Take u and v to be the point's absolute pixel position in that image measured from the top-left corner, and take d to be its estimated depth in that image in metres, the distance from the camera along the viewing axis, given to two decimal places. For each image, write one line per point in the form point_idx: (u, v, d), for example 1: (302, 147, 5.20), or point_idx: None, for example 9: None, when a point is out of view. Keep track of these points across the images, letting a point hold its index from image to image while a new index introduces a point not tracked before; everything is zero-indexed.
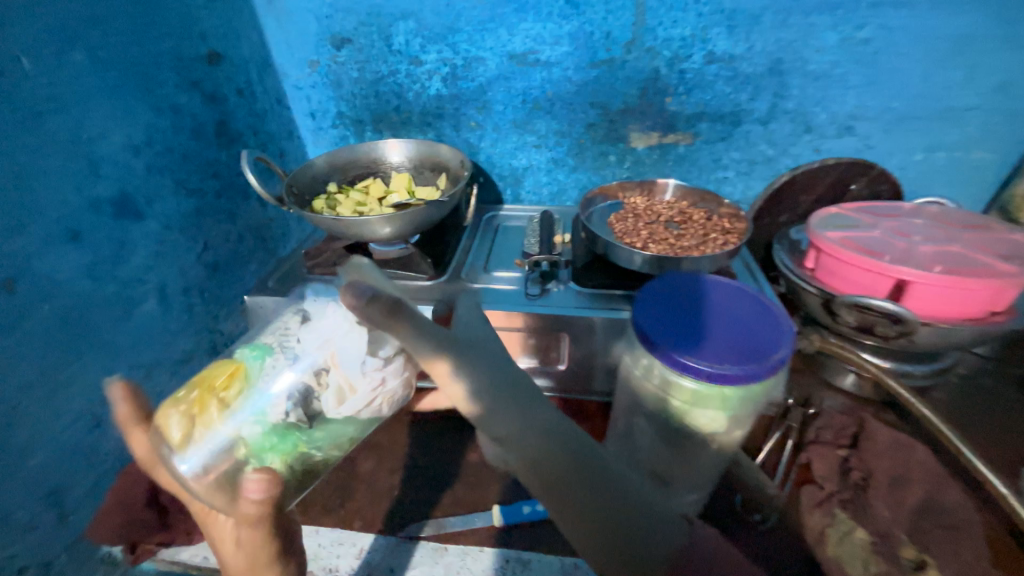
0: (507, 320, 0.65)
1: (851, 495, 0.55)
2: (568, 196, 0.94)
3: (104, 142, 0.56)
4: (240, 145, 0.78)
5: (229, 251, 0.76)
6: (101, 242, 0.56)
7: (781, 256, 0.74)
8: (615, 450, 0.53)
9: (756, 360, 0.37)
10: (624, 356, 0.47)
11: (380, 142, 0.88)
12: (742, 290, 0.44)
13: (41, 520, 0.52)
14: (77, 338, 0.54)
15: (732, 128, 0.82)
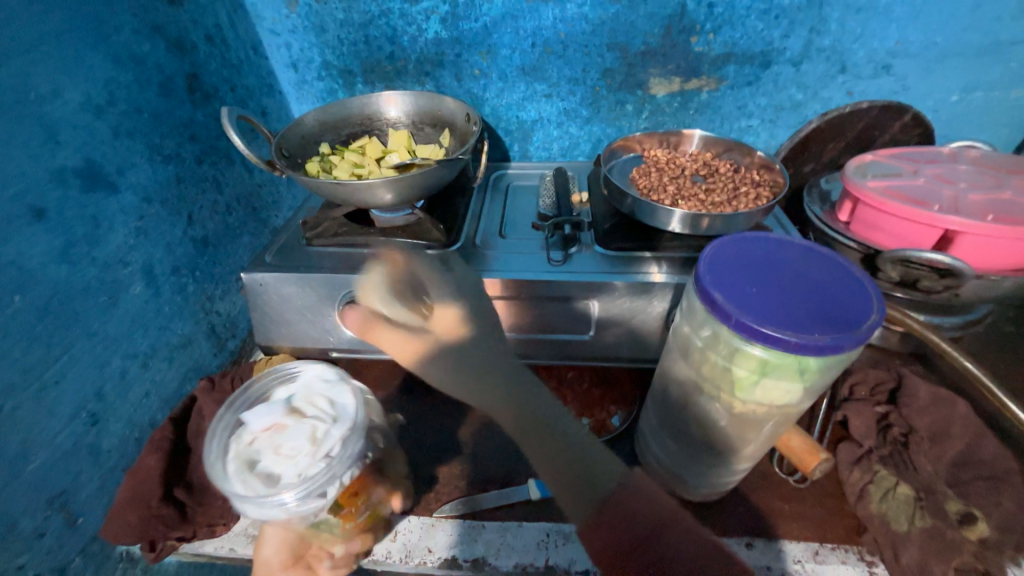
0: (532, 289, 0.61)
1: (891, 451, 0.55)
2: (581, 151, 0.87)
3: (59, 100, 0.48)
4: (217, 102, 0.69)
5: (218, 224, 0.69)
6: (72, 220, 0.49)
7: (813, 208, 0.70)
8: (664, 421, 0.51)
9: (845, 327, 0.32)
10: (682, 324, 0.43)
11: (374, 96, 0.79)
12: (812, 251, 0.39)
13: (49, 527, 0.47)
14: (60, 331, 0.48)
15: (761, 70, 0.75)
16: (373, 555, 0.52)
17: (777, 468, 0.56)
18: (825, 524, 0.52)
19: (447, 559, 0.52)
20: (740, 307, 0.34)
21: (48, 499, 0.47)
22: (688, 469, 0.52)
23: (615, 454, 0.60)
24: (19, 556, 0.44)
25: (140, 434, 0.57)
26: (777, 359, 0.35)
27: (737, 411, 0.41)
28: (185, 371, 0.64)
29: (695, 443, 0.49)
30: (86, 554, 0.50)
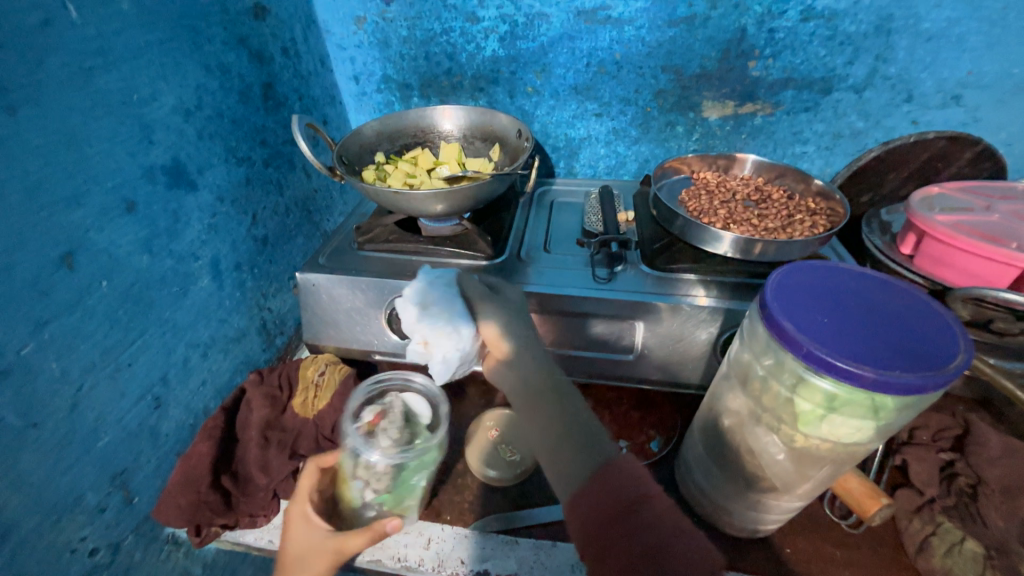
0: (578, 306, 0.60)
1: (957, 502, 0.51)
2: (627, 170, 0.87)
3: (156, 103, 0.52)
4: (287, 110, 0.73)
5: (277, 225, 0.72)
6: (157, 214, 0.53)
7: (873, 239, 0.67)
8: (712, 452, 0.50)
9: (927, 365, 0.31)
10: (742, 351, 0.43)
11: (430, 109, 0.82)
12: (887, 284, 0.38)
13: (110, 503, 0.49)
14: (138, 316, 0.51)
15: (821, 97, 0.74)
16: (406, 561, 0.52)
17: (829, 510, 0.54)
18: (880, 574, 0.49)
19: (477, 572, 0.51)
20: (811, 338, 0.33)
21: (111, 475, 0.49)
22: (733, 503, 0.50)
23: (653, 478, 0.58)
24: (82, 529, 0.46)
25: (194, 421, 0.60)
26: (849, 394, 0.33)
27: (798, 446, 0.39)
28: (237, 363, 0.66)
29: (747, 479, 0.46)
30: (138, 533, 0.52)
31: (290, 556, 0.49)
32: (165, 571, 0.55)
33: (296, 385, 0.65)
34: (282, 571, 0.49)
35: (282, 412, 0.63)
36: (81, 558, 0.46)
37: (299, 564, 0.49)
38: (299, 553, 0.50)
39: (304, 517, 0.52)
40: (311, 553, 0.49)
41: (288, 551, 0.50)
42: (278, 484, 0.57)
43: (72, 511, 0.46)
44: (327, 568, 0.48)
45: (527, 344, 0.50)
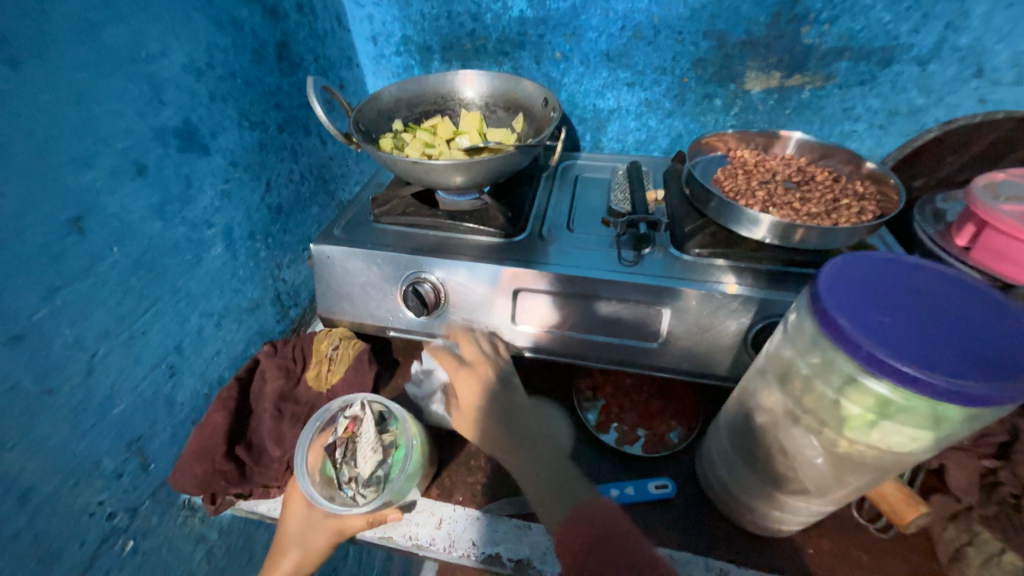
0: (602, 289, 0.57)
1: (997, 512, 0.48)
2: (658, 145, 0.82)
3: (165, 60, 0.49)
4: (302, 72, 0.69)
5: (291, 193, 0.70)
6: (168, 178, 0.51)
7: (925, 228, 0.62)
8: (740, 447, 0.48)
9: (1004, 376, 0.28)
10: (785, 346, 0.40)
11: (451, 75, 0.77)
12: (957, 281, 0.34)
13: (127, 469, 0.49)
14: (151, 284, 0.50)
15: (879, 69, 0.68)
16: (417, 540, 0.52)
17: (856, 512, 0.52)
18: None
19: (489, 555, 0.51)
20: (870, 336, 0.30)
21: (127, 442, 0.49)
22: (757, 502, 0.48)
23: (672, 469, 0.56)
24: (100, 493, 0.47)
25: (209, 390, 0.60)
26: (907, 401, 0.31)
27: (840, 451, 0.37)
28: (252, 334, 0.65)
29: (776, 479, 0.44)
30: (155, 498, 0.53)
31: (291, 534, 0.51)
32: (182, 535, 0.56)
33: (310, 358, 0.64)
34: (284, 546, 0.51)
35: (296, 385, 0.62)
36: (99, 521, 0.47)
37: (300, 541, 0.51)
38: (298, 530, 0.51)
39: (304, 495, 0.52)
40: (310, 532, 0.51)
41: (287, 529, 0.51)
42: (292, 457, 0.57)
43: (90, 476, 0.46)
44: (326, 543, 0.51)
45: (532, 446, 0.54)
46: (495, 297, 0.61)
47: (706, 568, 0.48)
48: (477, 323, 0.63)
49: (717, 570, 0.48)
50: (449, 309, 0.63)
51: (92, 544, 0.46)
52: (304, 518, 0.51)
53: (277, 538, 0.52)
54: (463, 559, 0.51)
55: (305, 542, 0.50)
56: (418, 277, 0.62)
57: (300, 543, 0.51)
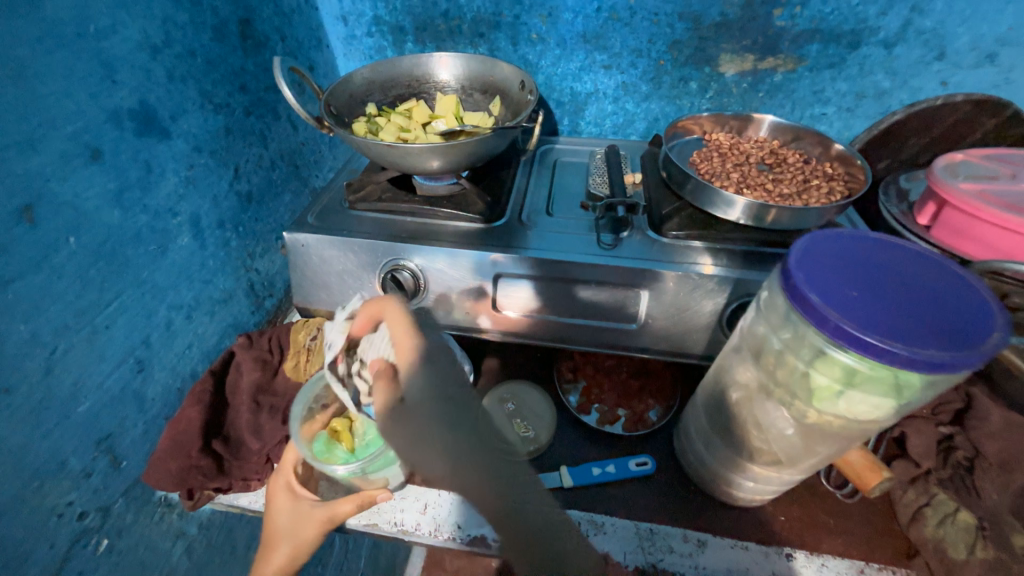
0: (582, 272, 0.58)
1: (952, 475, 0.51)
2: (635, 129, 0.82)
3: (116, 37, 0.46)
4: (268, 52, 0.66)
5: (262, 180, 0.67)
6: (126, 164, 0.48)
7: (890, 207, 0.64)
8: (717, 423, 0.49)
9: (961, 344, 0.29)
10: (758, 323, 0.41)
11: (426, 56, 0.75)
12: (919, 256, 0.36)
13: (97, 468, 0.48)
14: (112, 276, 0.48)
15: (848, 52, 0.69)
16: (403, 525, 0.52)
17: (824, 481, 0.54)
18: (872, 542, 0.50)
19: (474, 537, 0.51)
20: (838, 311, 0.31)
21: (96, 440, 0.47)
22: (733, 475, 0.49)
23: (651, 447, 0.58)
24: (68, 493, 0.45)
25: (181, 384, 0.58)
26: (872, 371, 0.32)
27: (809, 421, 0.38)
28: (225, 326, 0.63)
29: (751, 452, 0.46)
30: (128, 496, 0.51)
31: (282, 528, 0.50)
32: (160, 532, 0.54)
33: (287, 349, 0.63)
34: (274, 542, 0.49)
35: (273, 376, 0.61)
36: (69, 522, 0.45)
37: (291, 535, 0.49)
38: (285, 524, 0.50)
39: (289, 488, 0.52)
40: (299, 525, 0.49)
41: (276, 525, 0.50)
42: (272, 449, 0.56)
43: (55, 476, 0.44)
44: (317, 533, 0.49)
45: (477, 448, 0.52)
46: (475, 282, 0.61)
47: (685, 538, 0.50)
48: (457, 309, 0.62)
49: (695, 541, 0.49)
50: (429, 296, 0.62)
51: (62, 545, 0.45)
52: (290, 512, 0.50)
53: (267, 535, 0.50)
54: (448, 543, 0.51)
55: (296, 535, 0.49)
56: (396, 264, 0.61)
57: (291, 537, 0.49)
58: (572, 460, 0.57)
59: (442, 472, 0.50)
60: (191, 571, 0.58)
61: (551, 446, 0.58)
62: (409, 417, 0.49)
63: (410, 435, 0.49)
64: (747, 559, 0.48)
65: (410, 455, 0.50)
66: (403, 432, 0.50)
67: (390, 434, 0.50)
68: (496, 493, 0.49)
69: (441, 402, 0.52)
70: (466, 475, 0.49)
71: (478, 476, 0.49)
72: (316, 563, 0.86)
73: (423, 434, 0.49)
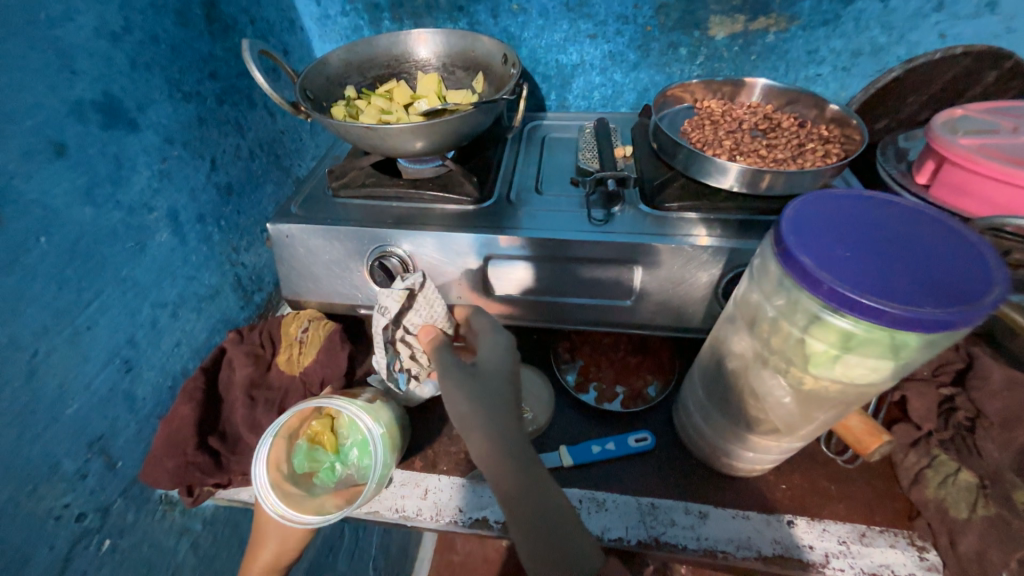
0: (573, 250, 0.56)
1: (953, 435, 0.50)
2: (624, 101, 0.80)
3: (71, 25, 0.44)
4: (237, 36, 0.64)
5: (241, 171, 0.65)
6: (93, 158, 0.46)
7: (888, 168, 0.63)
8: (715, 394, 0.49)
9: (960, 300, 0.28)
10: (752, 291, 0.40)
11: (403, 33, 0.72)
12: (914, 213, 0.34)
13: (91, 469, 0.47)
14: (90, 276, 0.47)
15: (841, 8, 0.66)
16: (404, 511, 0.52)
17: (825, 448, 0.54)
18: (873, 505, 0.50)
19: (476, 519, 0.51)
20: (832, 273, 0.30)
21: (88, 442, 0.47)
22: (732, 446, 0.49)
23: (651, 423, 0.57)
24: (64, 496, 0.45)
25: (173, 382, 0.57)
26: (867, 333, 0.31)
27: (806, 388, 0.38)
28: (214, 322, 0.63)
29: (749, 421, 0.45)
30: (127, 496, 0.51)
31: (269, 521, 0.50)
32: (163, 530, 0.55)
33: (279, 342, 0.62)
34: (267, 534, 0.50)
35: (266, 370, 0.60)
36: (67, 524, 0.45)
37: (280, 529, 0.50)
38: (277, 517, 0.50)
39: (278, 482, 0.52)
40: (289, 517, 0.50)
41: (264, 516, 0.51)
42: None
43: (48, 479, 0.43)
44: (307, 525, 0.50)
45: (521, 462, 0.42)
46: (466, 266, 0.59)
47: (687, 510, 0.50)
48: (450, 294, 0.61)
49: (696, 513, 0.50)
50: None
51: (63, 547, 0.45)
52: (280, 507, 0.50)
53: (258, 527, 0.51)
54: (450, 527, 0.52)
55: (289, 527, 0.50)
56: (384, 251, 0.60)
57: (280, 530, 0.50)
58: (572, 440, 0.57)
59: (480, 442, 0.43)
60: (199, 566, 0.58)
61: (550, 426, 0.58)
62: (477, 379, 0.46)
63: (471, 390, 0.45)
64: (748, 527, 0.49)
65: (467, 405, 0.44)
66: (468, 389, 0.45)
67: (451, 386, 0.46)
68: (540, 493, 0.40)
69: (512, 377, 0.47)
70: (507, 453, 0.42)
71: (524, 459, 0.42)
72: (326, 552, 0.87)
73: (489, 389, 0.45)
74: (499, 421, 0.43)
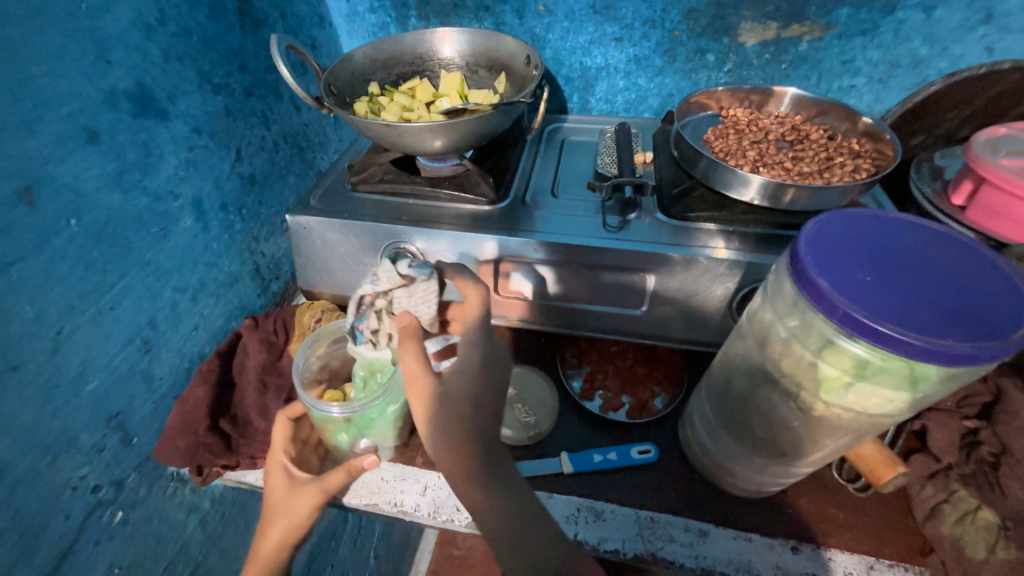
0: (585, 254, 0.56)
1: (975, 471, 0.48)
2: (648, 106, 0.78)
3: (109, 16, 0.46)
4: (267, 30, 0.65)
5: (265, 162, 0.67)
6: (124, 146, 0.48)
7: (922, 187, 0.60)
8: (722, 412, 0.48)
9: (986, 333, 0.27)
10: (763, 309, 0.39)
11: (428, 32, 0.73)
12: (945, 239, 0.33)
13: (108, 443, 0.49)
14: (116, 259, 0.49)
15: (881, 17, 0.64)
16: (402, 506, 0.53)
17: (836, 473, 0.52)
18: (884, 538, 0.48)
19: (474, 520, 0.51)
20: (849, 298, 0.29)
21: (106, 417, 0.49)
22: (739, 466, 0.48)
23: (655, 435, 0.56)
24: (81, 468, 0.47)
25: (190, 364, 0.59)
26: (883, 362, 0.30)
27: (817, 413, 0.37)
28: (231, 308, 0.64)
29: (756, 441, 0.44)
30: (141, 471, 0.53)
31: (278, 464, 0.52)
32: (173, 506, 0.56)
33: (292, 331, 0.64)
34: (272, 486, 0.51)
35: (278, 358, 0.62)
36: (82, 495, 0.47)
37: (283, 511, 0.49)
38: (276, 499, 0.50)
39: (280, 466, 0.52)
40: (293, 498, 0.49)
41: (273, 443, 0.52)
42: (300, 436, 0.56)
43: (66, 451, 0.45)
44: (310, 509, 0.49)
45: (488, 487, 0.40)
46: (478, 265, 0.59)
47: (686, 527, 0.49)
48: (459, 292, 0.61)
49: (696, 531, 0.49)
50: None
51: (78, 516, 0.47)
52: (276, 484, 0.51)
53: (266, 489, 0.52)
54: (447, 525, 0.52)
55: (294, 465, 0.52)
56: (398, 247, 0.60)
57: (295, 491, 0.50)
58: (573, 447, 0.56)
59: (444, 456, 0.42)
60: (205, 542, 0.60)
61: (553, 432, 0.57)
62: (445, 393, 0.41)
63: (436, 407, 0.41)
64: (749, 550, 0.47)
65: (431, 428, 0.42)
66: (431, 402, 0.41)
67: (416, 397, 0.42)
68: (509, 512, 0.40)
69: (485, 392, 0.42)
70: (473, 477, 0.41)
71: (489, 479, 0.41)
72: (330, 537, 0.89)
73: (456, 416, 0.41)
74: (463, 442, 0.41)
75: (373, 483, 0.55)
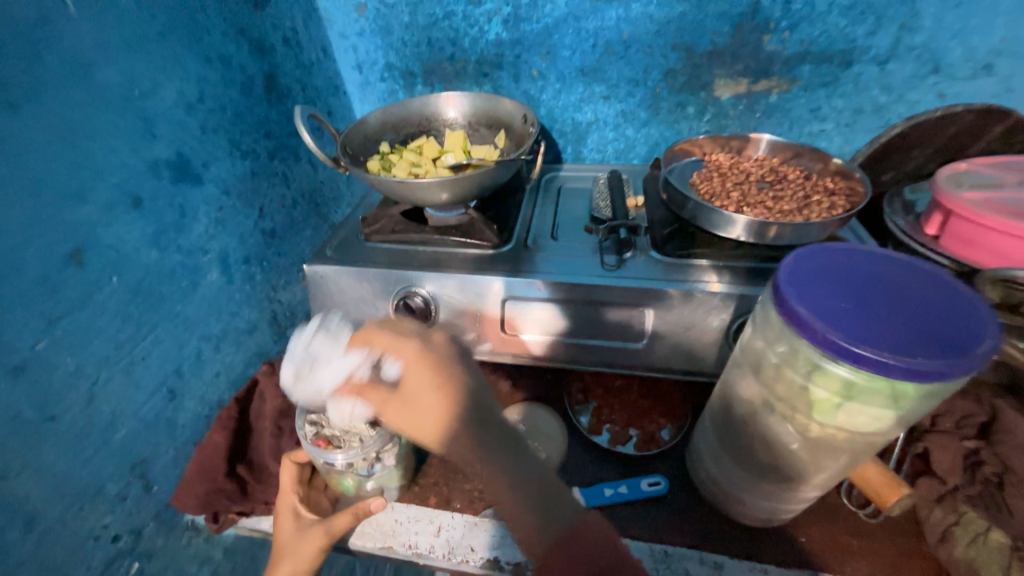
0: (585, 292, 0.59)
1: (981, 492, 0.49)
2: (637, 154, 0.85)
3: (157, 98, 0.52)
4: (290, 101, 0.72)
5: (284, 218, 0.72)
6: (162, 209, 0.53)
7: (895, 220, 0.64)
8: (726, 441, 0.49)
9: (953, 351, 0.30)
10: (755, 338, 0.42)
11: (434, 96, 0.80)
12: (909, 267, 0.37)
13: (130, 491, 0.51)
14: (150, 312, 0.52)
15: (840, 71, 0.71)
16: (416, 548, 0.53)
17: (846, 500, 0.53)
18: (899, 565, 0.48)
19: (488, 559, 0.52)
20: (827, 324, 0.32)
21: (130, 465, 0.51)
22: (747, 494, 0.49)
23: (663, 468, 0.57)
24: (104, 517, 0.48)
25: (209, 411, 0.61)
26: (866, 382, 0.33)
27: (813, 434, 0.39)
28: (250, 355, 0.67)
29: (761, 467, 0.46)
30: (158, 520, 0.54)
31: (287, 506, 0.53)
32: (187, 556, 0.56)
33: None
34: (281, 528, 0.52)
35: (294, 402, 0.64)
36: (104, 544, 0.48)
37: (290, 556, 0.50)
38: (283, 543, 0.51)
39: (290, 508, 0.53)
40: (298, 543, 0.50)
41: (282, 482, 0.54)
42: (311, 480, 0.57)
43: (92, 499, 0.47)
44: (317, 552, 0.50)
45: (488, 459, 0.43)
46: (485, 306, 0.63)
47: (701, 560, 0.49)
48: (467, 329, 0.64)
49: (711, 564, 0.49)
50: (441, 321, 0.65)
51: (97, 567, 0.47)
52: (282, 526, 0.52)
53: (274, 533, 0.53)
54: (462, 567, 0.52)
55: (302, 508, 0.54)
56: (409, 291, 0.64)
57: (303, 536, 0.51)
58: (584, 482, 0.57)
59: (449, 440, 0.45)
60: None
61: (563, 468, 0.58)
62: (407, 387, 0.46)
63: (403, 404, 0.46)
64: None
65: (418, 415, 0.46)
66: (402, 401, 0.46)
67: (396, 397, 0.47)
68: (519, 463, 0.42)
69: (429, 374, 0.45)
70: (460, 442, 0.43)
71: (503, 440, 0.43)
72: None
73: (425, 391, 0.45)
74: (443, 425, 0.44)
75: (388, 525, 0.55)
